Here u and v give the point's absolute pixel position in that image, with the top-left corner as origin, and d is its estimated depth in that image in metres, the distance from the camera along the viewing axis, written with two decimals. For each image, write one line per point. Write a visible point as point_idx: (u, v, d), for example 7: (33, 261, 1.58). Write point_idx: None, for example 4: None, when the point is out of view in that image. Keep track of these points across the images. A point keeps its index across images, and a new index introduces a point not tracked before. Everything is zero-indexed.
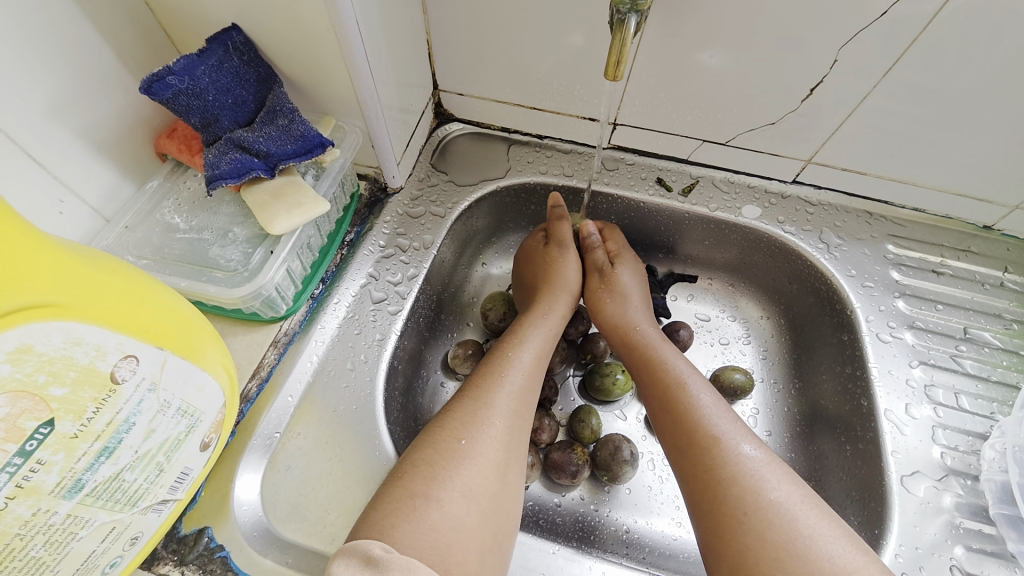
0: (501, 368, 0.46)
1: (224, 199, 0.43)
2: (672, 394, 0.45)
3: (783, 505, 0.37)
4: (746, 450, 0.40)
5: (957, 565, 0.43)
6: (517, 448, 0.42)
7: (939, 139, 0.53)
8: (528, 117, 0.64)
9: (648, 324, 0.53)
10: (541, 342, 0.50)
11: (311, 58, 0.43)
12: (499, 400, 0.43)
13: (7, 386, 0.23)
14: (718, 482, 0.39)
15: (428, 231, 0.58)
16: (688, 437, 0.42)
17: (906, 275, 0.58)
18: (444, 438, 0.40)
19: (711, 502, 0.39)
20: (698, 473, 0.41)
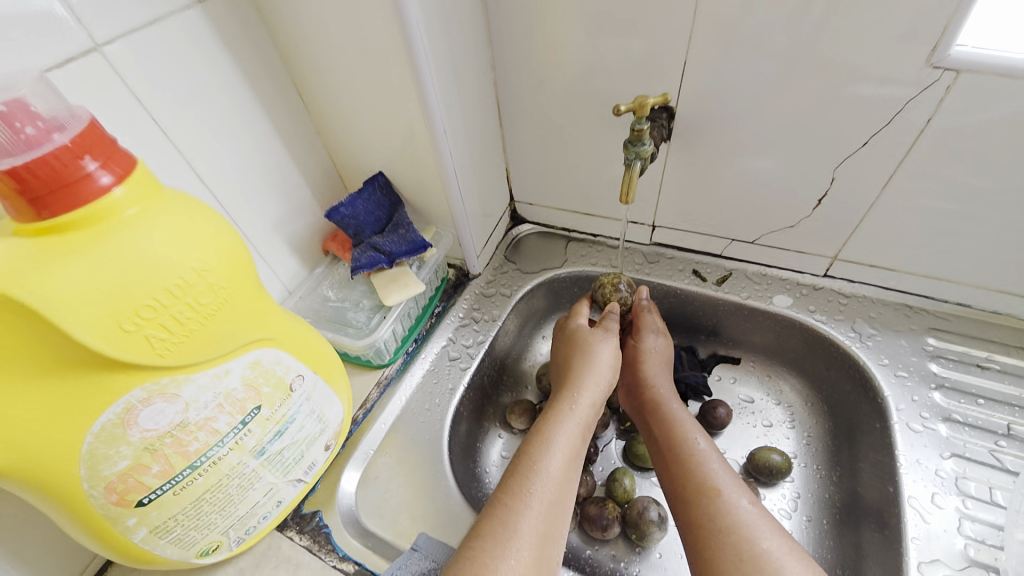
0: (541, 450, 0.51)
1: (360, 281, 0.64)
2: (683, 448, 0.53)
3: (771, 554, 0.42)
4: (735, 504, 0.46)
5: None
6: (556, 524, 0.47)
7: (956, 240, 0.57)
8: (583, 221, 0.81)
9: (665, 387, 0.61)
10: (580, 423, 0.55)
11: (426, 190, 0.65)
12: (541, 479, 0.48)
13: (247, 381, 0.40)
14: (716, 529, 0.45)
15: (496, 307, 0.74)
16: (687, 491, 0.49)
17: (945, 367, 0.59)
18: (496, 531, 0.44)
19: (705, 554, 0.44)
20: (693, 527, 0.47)
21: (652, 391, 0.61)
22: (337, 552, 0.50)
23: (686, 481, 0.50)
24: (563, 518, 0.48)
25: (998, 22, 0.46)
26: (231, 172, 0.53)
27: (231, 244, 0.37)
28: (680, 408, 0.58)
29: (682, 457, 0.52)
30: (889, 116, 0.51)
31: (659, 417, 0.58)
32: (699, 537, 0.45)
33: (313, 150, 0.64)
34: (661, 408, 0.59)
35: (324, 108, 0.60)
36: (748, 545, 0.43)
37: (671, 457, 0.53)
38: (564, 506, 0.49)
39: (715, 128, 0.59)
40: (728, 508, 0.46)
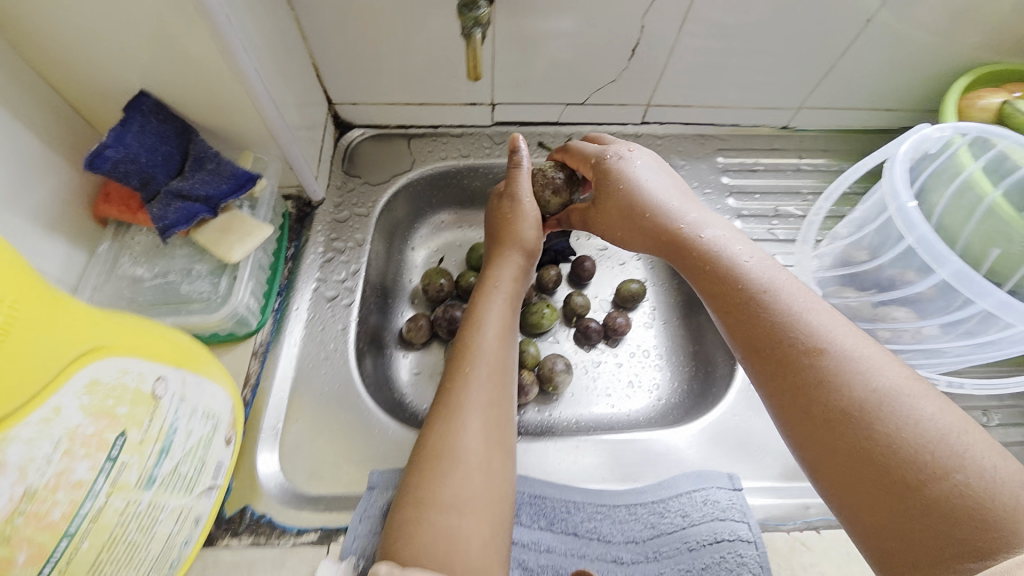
0: (468, 363, 0.49)
1: (177, 244, 0.50)
2: (737, 298, 0.42)
3: (893, 390, 0.34)
4: (855, 354, 0.36)
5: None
6: (497, 439, 0.46)
7: (732, 71, 0.69)
8: (419, 113, 0.74)
9: (720, 238, 0.46)
10: (500, 321, 0.53)
11: (220, 106, 0.50)
12: (468, 397, 0.47)
13: (91, 410, 0.31)
14: (847, 416, 0.34)
15: (358, 230, 0.67)
16: (799, 370, 0.37)
17: (732, 178, 0.76)
18: (427, 459, 0.44)
19: (794, 381, 0.37)
20: (812, 416, 0.36)
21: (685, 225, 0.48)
22: (290, 531, 0.47)
23: (787, 357, 0.38)
24: (505, 430, 0.48)
25: None
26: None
27: None
28: (721, 232, 0.47)
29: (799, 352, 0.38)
30: None
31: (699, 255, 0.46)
32: (790, 404, 0.37)
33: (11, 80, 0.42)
34: (753, 284, 0.42)
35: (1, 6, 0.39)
36: (884, 430, 0.33)
37: (748, 328, 0.41)
38: (505, 410, 0.48)
39: None
40: (867, 381, 0.35)
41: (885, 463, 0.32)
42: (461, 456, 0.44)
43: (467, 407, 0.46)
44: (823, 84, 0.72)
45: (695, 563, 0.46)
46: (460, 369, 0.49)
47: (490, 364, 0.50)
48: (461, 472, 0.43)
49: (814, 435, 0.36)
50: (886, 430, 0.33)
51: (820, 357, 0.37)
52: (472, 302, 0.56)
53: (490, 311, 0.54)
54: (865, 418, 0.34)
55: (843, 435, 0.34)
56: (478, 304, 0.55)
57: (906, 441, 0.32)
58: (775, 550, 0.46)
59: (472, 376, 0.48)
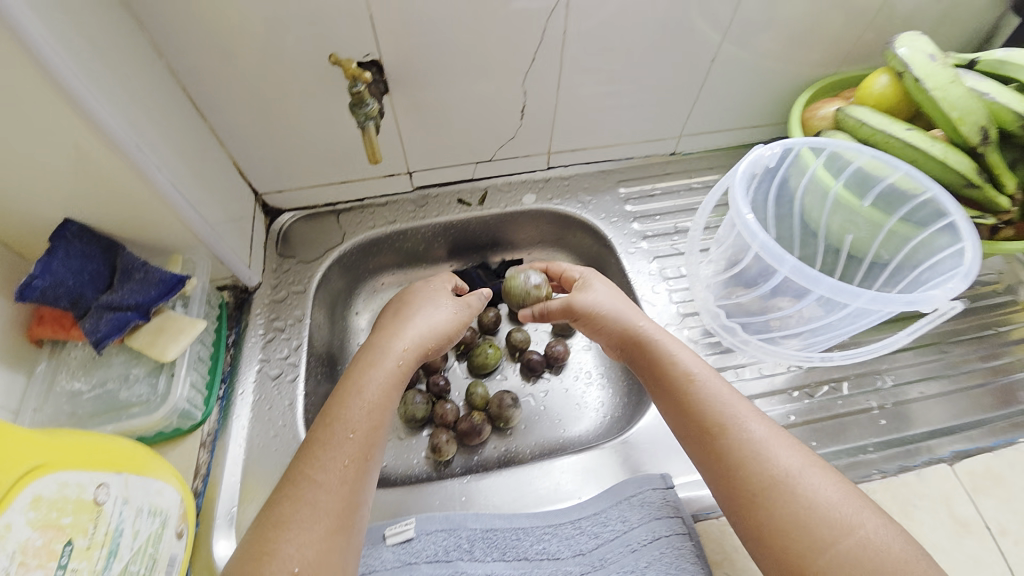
0: (320, 438, 0.47)
1: (114, 353, 0.53)
2: (679, 383, 0.51)
3: (795, 475, 0.44)
4: (755, 437, 0.46)
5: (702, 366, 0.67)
6: (354, 499, 0.45)
7: (613, 115, 0.79)
8: (343, 190, 0.80)
9: (674, 345, 0.54)
10: (388, 375, 0.52)
11: (143, 219, 0.54)
12: (347, 411, 0.48)
13: (36, 523, 0.33)
14: (762, 491, 0.44)
15: (296, 307, 0.70)
16: (704, 438, 0.48)
17: (635, 205, 0.84)
18: (294, 502, 0.43)
19: (708, 433, 0.47)
20: (727, 485, 0.45)
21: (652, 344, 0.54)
22: None
23: (704, 432, 0.48)
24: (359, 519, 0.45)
25: None
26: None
27: None
28: (650, 326, 0.56)
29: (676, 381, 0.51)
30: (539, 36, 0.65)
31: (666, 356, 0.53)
32: (715, 464, 0.46)
33: None
34: (685, 372, 0.51)
35: None
36: (790, 507, 0.43)
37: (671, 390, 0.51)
38: (369, 470, 0.47)
39: (421, 69, 0.65)
40: (767, 465, 0.44)
41: (777, 506, 0.43)
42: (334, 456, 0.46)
43: (317, 483, 0.45)
44: (694, 115, 0.83)
45: (639, 562, 0.49)
46: (308, 448, 0.47)
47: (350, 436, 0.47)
48: (309, 488, 0.44)
49: (728, 497, 0.46)
50: (771, 483, 0.44)
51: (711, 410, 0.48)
52: (368, 340, 0.57)
53: (370, 379, 0.51)
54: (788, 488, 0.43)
55: (752, 500, 0.44)
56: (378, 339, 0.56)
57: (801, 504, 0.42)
58: (707, 536, 0.51)
59: (323, 451, 0.46)
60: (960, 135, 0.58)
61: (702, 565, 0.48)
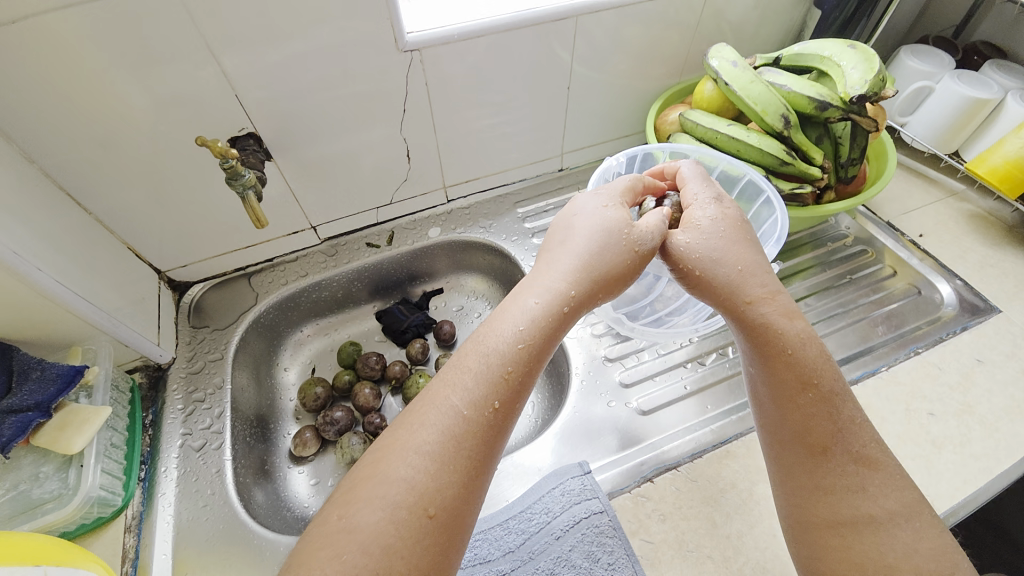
0: (451, 394, 0.42)
1: (19, 455, 0.52)
2: (789, 343, 0.49)
3: (858, 427, 0.47)
4: (833, 391, 0.48)
5: (604, 355, 0.71)
6: (468, 458, 0.40)
7: (495, 145, 0.87)
8: (249, 254, 0.82)
9: (765, 299, 0.51)
10: (497, 346, 0.45)
11: (32, 318, 0.55)
12: (455, 375, 0.44)
13: None
14: (835, 432, 0.47)
15: (215, 375, 0.71)
16: (797, 392, 0.48)
17: (533, 221, 0.92)
18: (393, 454, 0.40)
19: (795, 368, 0.48)
20: (801, 435, 0.47)
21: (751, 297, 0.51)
22: None
23: (805, 385, 0.48)
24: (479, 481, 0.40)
25: (426, 15, 0.70)
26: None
27: None
28: (761, 293, 0.51)
29: (756, 316, 0.50)
30: (405, 89, 0.72)
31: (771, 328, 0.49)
32: (792, 421, 0.48)
33: None
34: (785, 343, 0.49)
35: None
36: (863, 435, 0.47)
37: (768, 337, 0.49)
38: (493, 432, 0.42)
39: (302, 133, 0.70)
40: (851, 406, 0.48)
41: (839, 437, 0.47)
42: (429, 429, 0.41)
43: (427, 427, 0.41)
44: (568, 134, 0.92)
45: (564, 547, 0.53)
46: (485, 391, 0.43)
47: (525, 351, 0.45)
48: (424, 435, 0.40)
49: (801, 462, 0.47)
50: (840, 414, 0.47)
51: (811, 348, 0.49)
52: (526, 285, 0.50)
53: (507, 320, 0.47)
54: (849, 433, 0.47)
55: (812, 456, 0.47)
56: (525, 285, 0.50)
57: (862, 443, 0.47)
58: (623, 509, 0.56)
59: (468, 403, 0.42)
60: (767, 124, 0.68)
61: (619, 537, 0.53)
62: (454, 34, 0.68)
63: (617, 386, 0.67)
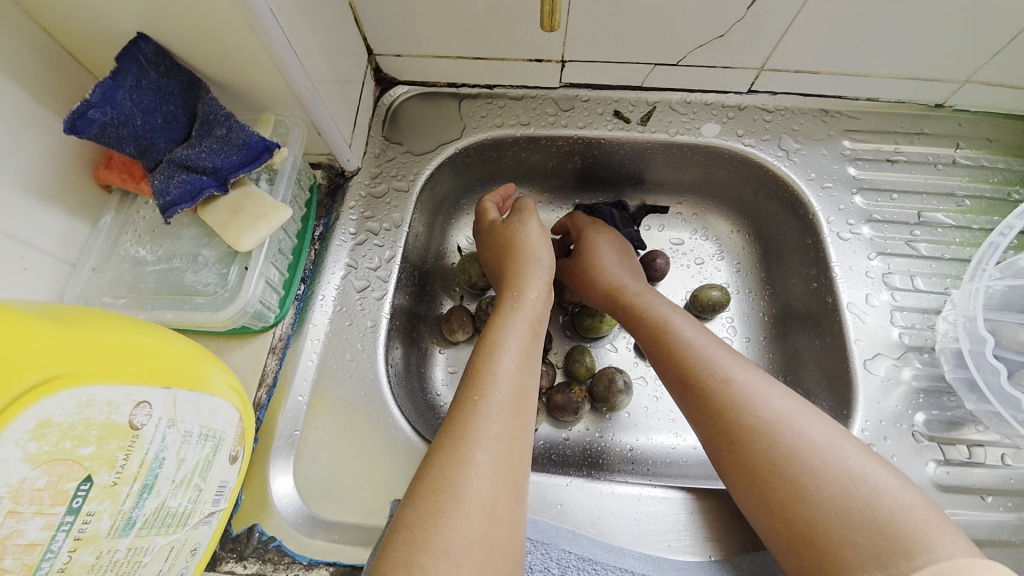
0: (482, 387, 0.41)
1: (184, 223, 0.43)
2: (732, 419, 0.39)
3: (837, 504, 0.34)
4: (818, 463, 0.36)
5: (917, 430, 0.49)
6: (511, 476, 0.38)
7: (891, 27, 0.52)
8: (473, 69, 0.61)
9: (749, 376, 0.41)
10: (524, 345, 0.45)
11: (230, 55, 0.41)
12: (490, 395, 0.40)
13: (40, 458, 0.24)
14: (818, 520, 0.34)
15: (395, 209, 0.57)
16: (753, 478, 0.38)
17: (863, 169, 0.60)
18: (427, 492, 0.36)
19: (753, 477, 0.38)
20: (786, 535, 0.35)
21: (711, 374, 0.42)
22: (299, 561, 0.41)
23: (750, 469, 0.38)
24: (513, 508, 0.38)
25: None
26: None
27: None
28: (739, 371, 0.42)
29: (713, 391, 0.41)
30: None
31: (719, 402, 0.41)
32: (766, 502, 0.37)
33: None
34: (734, 417, 0.39)
35: None
36: (839, 530, 0.33)
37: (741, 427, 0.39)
38: (530, 406, 0.42)
39: None
40: (823, 497, 0.34)
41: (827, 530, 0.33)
42: (472, 451, 0.37)
43: (475, 453, 0.37)
44: (1012, 51, 0.53)
45: None
46: (469, 396, 0.41)
47: (519, 383, 0.42)
48: (469, 464, 0.37)
49: (783, 536, 0.36)
50: (806, 480, 0.35)
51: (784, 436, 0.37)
52: (488, 322, 0.47)
53: (507, 354, 0.44)
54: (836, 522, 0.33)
55: (816, 537, 0.34)
56: (490, 328, 0.46)
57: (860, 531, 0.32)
58: None
59: (486, 402, 0.40)
60: None
61: None
62: None
63: (924, 482, 0.47)
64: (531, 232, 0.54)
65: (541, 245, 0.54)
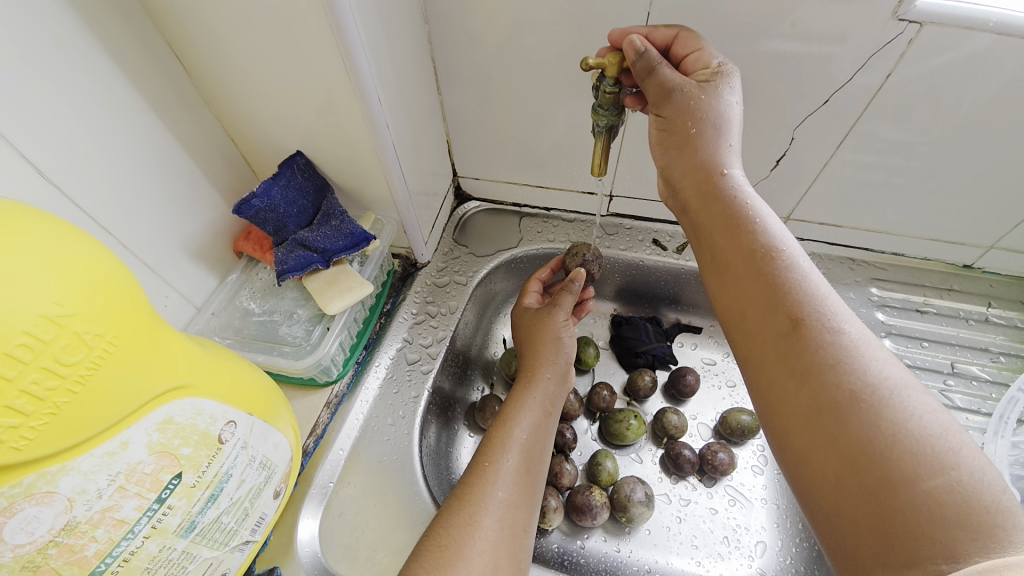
0: (492, 455, 0.45)
1: (289, 287, 0.54)
2: (786, 324, 0.35)
3: (889, 386, 0.31)
4: (886, 389, 0.31)
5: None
6: (513, 547, 0.40)
7: (905, 194, 0.59)
8: (535, 195, 0.74)
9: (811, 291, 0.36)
10: (538, 424, 0.49)
11: (356, 169, 0.54)
12: (500, 465, 0.44)
13: (155, 448, 0.31)
14: (866, 461, 0.29)
15: (453, 297, 0.66)
16: (804, 390, 0.33)
17: (891, 315, 0.64)
18: (429, 547, 0.39)
19: (810, 426, 0.32)
20: (806, 421, 0.33)
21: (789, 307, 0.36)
22: None
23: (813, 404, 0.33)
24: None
25: None
26: (77, 167, 0.40)
27: (114, 278, 0.28)
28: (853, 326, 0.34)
29: (785, 338, 0.35)
30: (845, 78, 0.50)
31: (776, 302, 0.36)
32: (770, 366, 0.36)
33: (204, 131, 0.51)
34: (796, 329, 0.35)
35: (214, 72, 0.47)
36: (904, 475, 0.28)
37: (811, 401, 0.33)
38: (536, 481, 0.46)
39: None
40: (844, 380, 0.32)
41: (867, 459, 0.29)
42: (477, 518, 0.40)
43: (477, 517, 0.40)
44: None
45: None
46: (480, 463, 0.45)
47: (528, 456, 0.46)
48: (468, 525, 0.40)
49: (814, 444, 0.32)
50: (871, 435, 0.30)
51: (893, 430, 0.29)
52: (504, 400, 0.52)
53: (522, 423, 0.48)
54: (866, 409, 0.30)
55: (858, 477, 0.29)
56: (506, 405, 0.51)
57: (887, 422, 0.30)
58: None
59: (495, 468, 0.44)
60: None
61: None
62: (990, 20, 0.43)
63: None
64: (544, 317, 0.58)
65: (566, 332, 0.57)
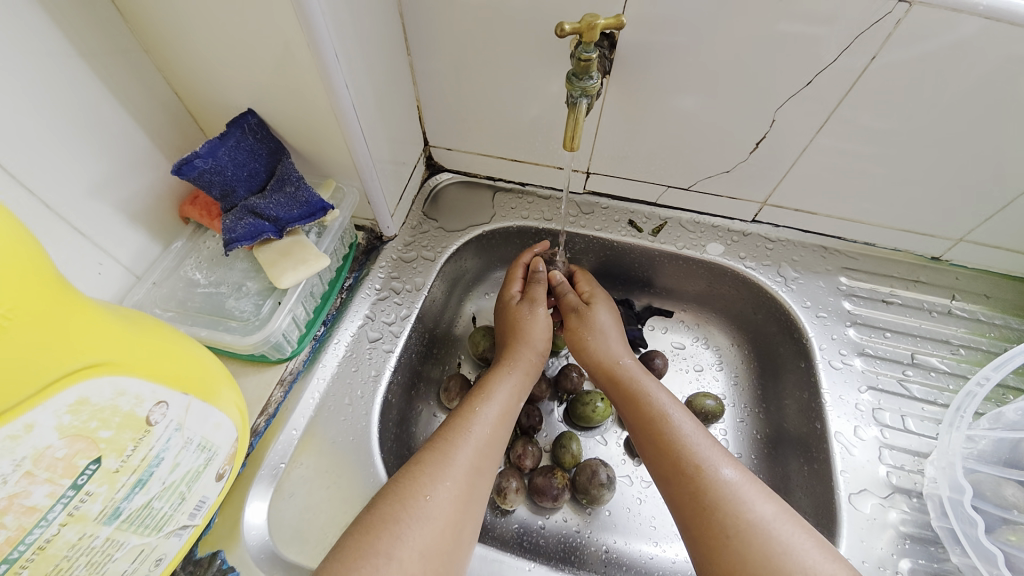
0: (452, 444, 0.44)
1: (239, 257, 0.51)
2: (691, 488, 0.43)
3: (765, 523, 0.40)
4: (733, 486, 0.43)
5: None
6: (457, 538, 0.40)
7: (881, 183, 0.58)
8: (509, 168, 0.70)
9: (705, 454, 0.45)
10: (499, 415, 0.49)
11: (314, 132, 0.50)
12: (457, 455, 0.44)
13: (67, 431, 0.28)
14: (721, 533, 0.41)
15: (419, 273, 0.63)
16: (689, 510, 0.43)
17: (857, 305, 0.64)
18: (386, 531, 0.38)
19: (704, 534, 0.41)
20: (678, 499, 0.44)
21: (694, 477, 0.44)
22: None
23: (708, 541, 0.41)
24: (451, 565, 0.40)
25: None
26: None
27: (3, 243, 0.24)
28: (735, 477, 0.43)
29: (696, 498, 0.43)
30: (832, 59, 0.48)
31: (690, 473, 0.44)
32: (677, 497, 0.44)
33: (141, 80, 0.46)
34: (708, 498, 0.42)
35: (147, 13, 0.42)
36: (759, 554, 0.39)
37: (707, 535, 0.41)
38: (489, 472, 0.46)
39: (660, 62, 0.52)
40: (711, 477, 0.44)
41: (733, 541, 0.40)
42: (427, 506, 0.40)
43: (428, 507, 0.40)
44: (1001, 219, 0.58)
45: None
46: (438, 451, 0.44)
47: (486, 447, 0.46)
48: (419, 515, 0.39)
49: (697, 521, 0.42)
50: (735, 524, 0.41)
51: (735, 514, 0.41)
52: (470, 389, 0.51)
53: (487, 413, 0.48)
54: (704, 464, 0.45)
55: (714, 534, 0.41)
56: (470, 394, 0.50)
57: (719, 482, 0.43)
58: None
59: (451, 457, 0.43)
60: None
61: None
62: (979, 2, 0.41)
63: None
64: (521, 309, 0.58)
65: (540, 324, 0.57)
